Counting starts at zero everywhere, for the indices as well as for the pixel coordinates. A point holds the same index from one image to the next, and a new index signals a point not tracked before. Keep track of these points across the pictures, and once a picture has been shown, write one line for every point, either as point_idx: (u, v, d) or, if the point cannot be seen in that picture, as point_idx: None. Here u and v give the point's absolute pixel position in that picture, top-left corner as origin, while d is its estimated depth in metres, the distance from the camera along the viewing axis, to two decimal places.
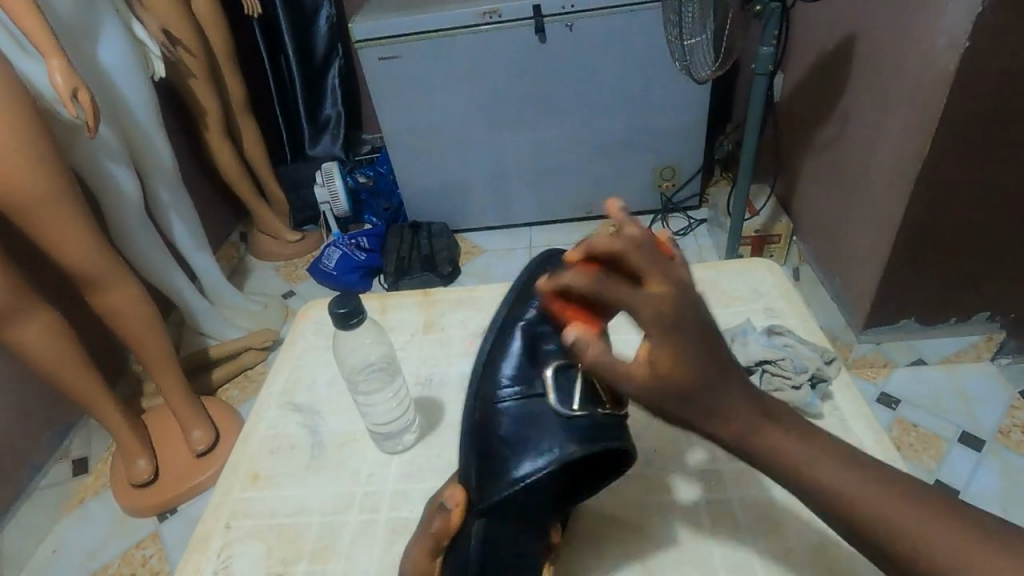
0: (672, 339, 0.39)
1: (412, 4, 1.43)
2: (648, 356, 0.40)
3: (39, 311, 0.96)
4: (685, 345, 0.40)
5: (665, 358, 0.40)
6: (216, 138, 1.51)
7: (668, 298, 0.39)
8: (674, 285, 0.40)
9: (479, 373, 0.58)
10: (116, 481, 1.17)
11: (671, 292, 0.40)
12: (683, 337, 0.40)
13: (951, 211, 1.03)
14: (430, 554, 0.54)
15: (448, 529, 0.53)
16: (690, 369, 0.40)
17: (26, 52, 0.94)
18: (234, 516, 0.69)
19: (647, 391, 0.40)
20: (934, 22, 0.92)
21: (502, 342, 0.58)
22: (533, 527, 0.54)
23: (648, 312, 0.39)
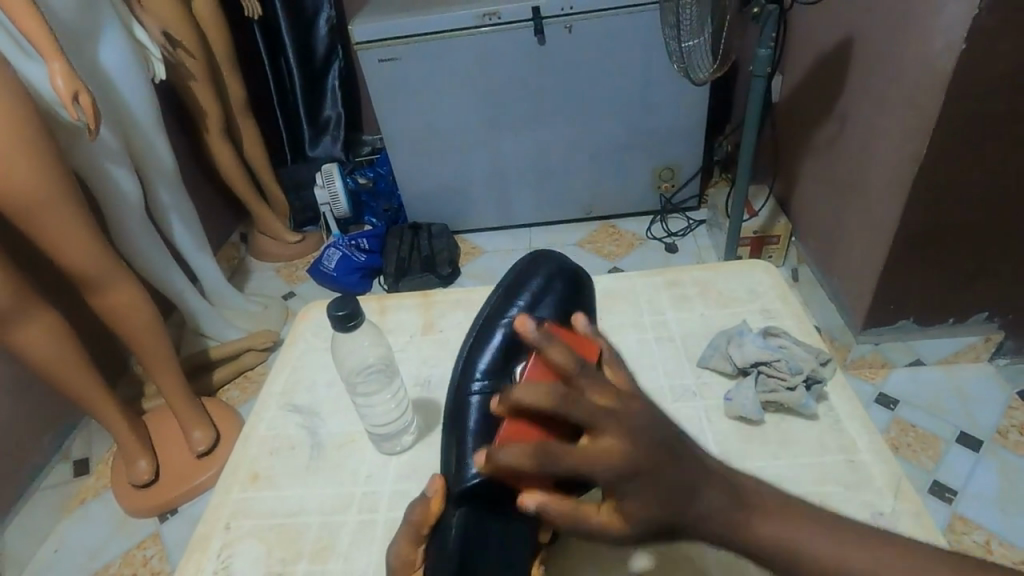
0: (629, 459, 0.39)
1: (412, 6, 1.44)
2: (618, 508, 0.40)
3: (41, 312, 0.96)
4: (651, 482, 0.39)
5: (634, 502, 0.39)
6: (217, 140, 1.52)
7: (620, 446, 0.39)
8: (626, 433, 0.39)
9: (461, 362, 0.59)
10: (117, 482, 1.17)
11: (626, 439, 0.39)
12: (645, 474, 0.39)
13: (949, 212, 1.03)
14: (415, 540, 0.55)
15: (429, 515, 0.54)
16: (659, 505, 0.40)
17: (27, 55, 0.95)
18: (234, 516, 0.70)
19: (625, 533, 0.40)
20: (930, 24, 0.92)
21: (486, 333, 0.60)
22: (517, 519, 0.54)
23: (602, 470, 0.38)
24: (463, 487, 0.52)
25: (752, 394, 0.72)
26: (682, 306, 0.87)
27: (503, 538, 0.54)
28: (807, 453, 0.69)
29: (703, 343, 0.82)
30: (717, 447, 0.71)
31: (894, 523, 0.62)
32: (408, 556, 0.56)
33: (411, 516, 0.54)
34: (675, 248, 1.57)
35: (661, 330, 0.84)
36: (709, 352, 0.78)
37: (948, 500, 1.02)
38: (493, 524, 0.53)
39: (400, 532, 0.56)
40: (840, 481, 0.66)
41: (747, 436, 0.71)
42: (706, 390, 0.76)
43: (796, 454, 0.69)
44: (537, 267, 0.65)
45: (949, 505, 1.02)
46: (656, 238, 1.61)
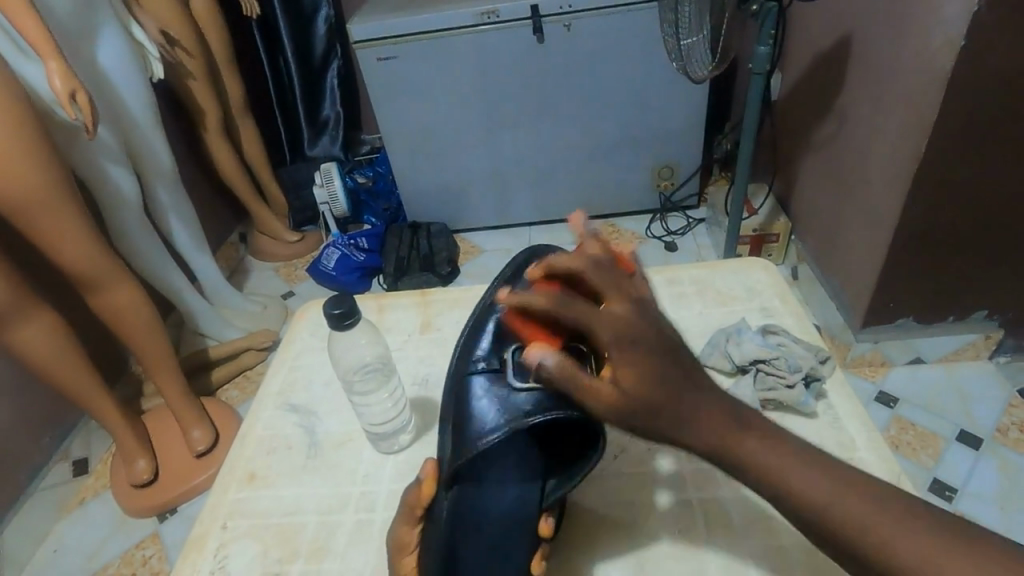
0: (632, 326, 0.45)
1: (410, 5, 1.44)
2: (614, 372, 0.44)
3: (40, 311, 0.96)
4: (644, 365, 0.44)
5: (629, 374, 0.44)
6: (216, 139, 1.52)
7: (625, 318, 0.45)
8: (634, 306, 0.46)
9: (457, 354, 0.62)
10: (116, 481, 1.17)
11: (628, 310, 0.46)
12: (642, 357, 0.44)
13: (949, 210, 1.03)
14: (412, 523, 0.55)
15: (420, 502, 0.54)
16: (651, 392, 0.43)
17: (25, 55, 0.94)
18: (230, 516, 0.69)
19: (614, 409, 0.44)
20: (930, 21, 0.92)
21: (481, 324, 0.62)
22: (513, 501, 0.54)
23: (604, 327, 0.45)
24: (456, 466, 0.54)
25: (750, 391, 0.71)
26: (680, 304, 0.87)
27: (497, 519, 0.53)
28: None
29: (701, 343, 0.81)
30: None
31: None
32: (403, 540, 0.55)
33: (405, 502, 0.55)
34: (674, 247, 1.57)
35: None
36: (708, 351, 0.77)
37: (949, 498, 1.02)
38: (488, 505, 0.54)
39: (398, 518, 0.56)
40: None
41: None
42: None
43: None
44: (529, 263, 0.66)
45: (950, 503, 1.01)
46: (655, 237, 1.60)
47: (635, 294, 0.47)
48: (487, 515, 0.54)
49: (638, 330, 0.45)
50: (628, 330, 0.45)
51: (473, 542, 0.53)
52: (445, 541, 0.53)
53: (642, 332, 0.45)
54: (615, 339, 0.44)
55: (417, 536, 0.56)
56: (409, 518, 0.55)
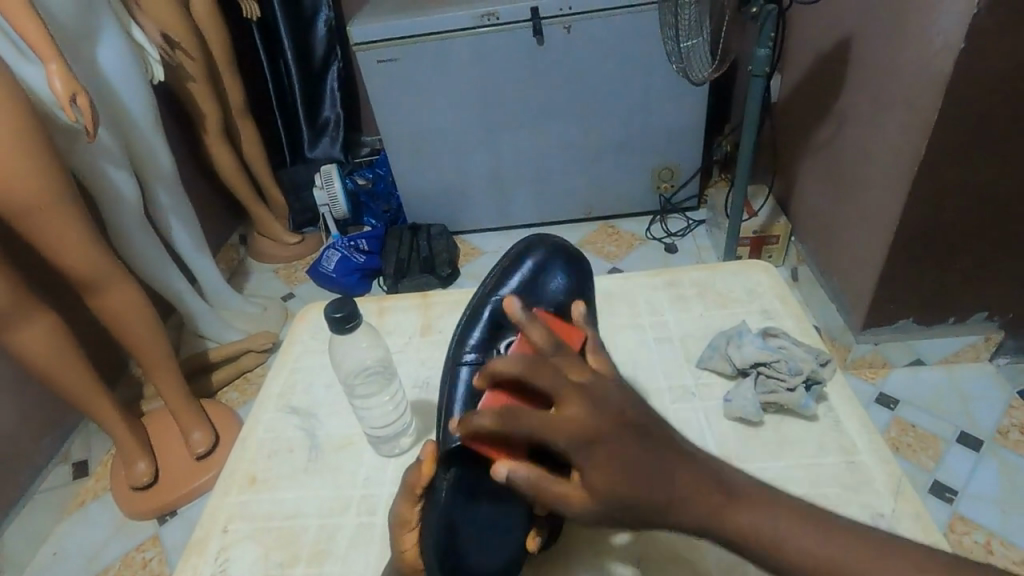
0: (588, 423, 0.42)
1: (410, 7, 1.44)
2: (581, 476, 0.43)
3: (40, 313, 0.96)
4: (612, 457, 0.42)
5: (603, 475, 0.42)
6: (216, 142, 1.52)
7: (580, 420, 0.42)
8: (580, 393, 0.44)
9: (455, 339, 0.62)
10: (116, 484, 1.17)
11: (585, 411, 0.43)
12: (606, 451, 0.42)
13: (949, 212, 1.03)
14: (412, 502, 0.55)
15: (419, 483, 0.54)
16: (627, 483, 0.42)
17: (25, 57, 0.95)
18: (231, 519, 0.69)
19: (590, 506, 0.43)
20: (929, 23, 0.92)
21: (477, 312, 0.62)
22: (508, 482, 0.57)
23: (562, 439, 0.42)
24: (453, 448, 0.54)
25: (751, 394, 0.71)
26: (681, 306, 0.87)
27: (491, 498, 0.57)
28: (807, 455, 0.68)
29: (702, 345, 0.81)
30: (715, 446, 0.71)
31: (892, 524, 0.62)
32: (404, 518, 0.55)
33: (407, 481, 0.54)
34: (674, 248, 1.57)
35: (660, 331, 0.84)
36: (709, 354, 0.78)
37: (949, 500, 1.02)
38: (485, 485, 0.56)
39: (399, 496, 0.56)
40: (838, 483, 0.65)
41: (745, 437, 0.71)
42: (705, 391, 0.76)
43: (796, 456, 0.68)
44: (532, 255, 0.66)
45: (950, 505, 1.01)
46: (656, 238, 1.61)
47: (582, 380, 0.44)
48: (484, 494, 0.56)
49: (597, 431, 0.42)
50: (583, 433, 0.42)
51: (472, 519, 0.56)
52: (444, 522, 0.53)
53: (599, 436, 0.42)
54: (569, 447, 0.42)
55: (416, 516, 0.55)
56: (410, 497, 0.54)
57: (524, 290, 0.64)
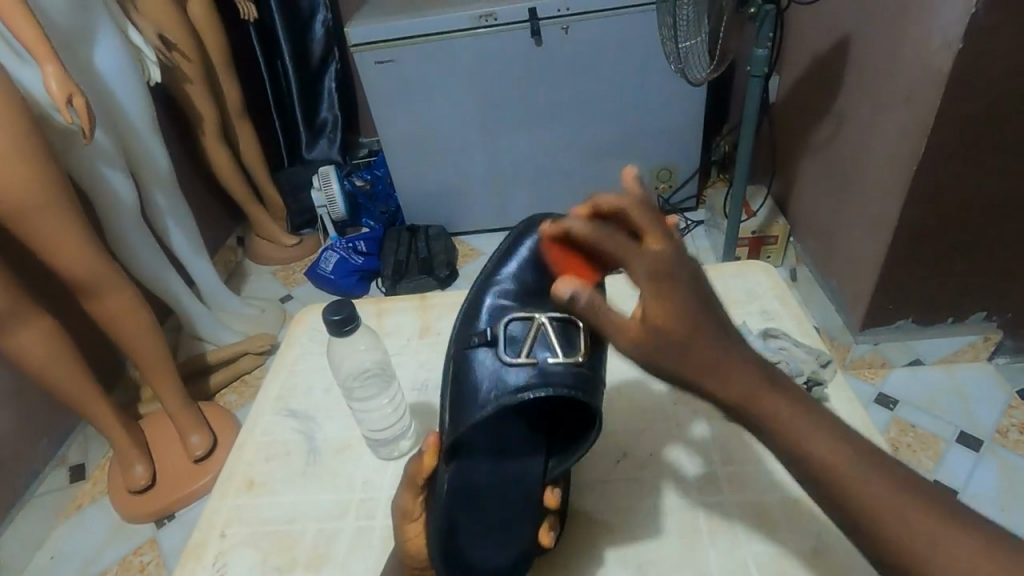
0: (664, 262, 0.43)
1: (408, 8, 1.44)
2: (648, 305, 0.43)
3: (36, 317, 0.95)
4: (677, 294, 0.43)
5: (663, 308, 0.42)
6: (214, 143, 1.51)
7: (663, 254, 0.43)
8: (673, 241, 0.44)
9: (457, 329, 0.62)
10: (113, 487, 1.16)
11: (665, 250, 0.44)
12: (678, 289, 0.43)
13: (948, 211, 1.03)
14: (414, 493, 0.55)
15: (421, 473, 0.54)
16: (677, 330, 0.42)
17: (20, 59, 0.94)
18: (229, 524, 0.69)
19: (640, 342, 0.43)
20: (927, 23, 0.92)
21: (477, 301, 0.62)
22: (512, 474, 0.56)
23: (641, 263, 0.43)
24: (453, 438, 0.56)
25: None
26: None
27: (494, 489, 0.56)
28: None
29: None
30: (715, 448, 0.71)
31: None
32: (407, 508, 0.55)
33: (409, 471, 0.55)
34: None
35: None
36: None
37: None
38: (486, 477, 0.57)
39: (401, 486, 0.56)
40: None
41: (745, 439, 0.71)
42: None
43: None
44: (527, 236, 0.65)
45: None
46: None
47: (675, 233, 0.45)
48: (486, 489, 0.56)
49: (672, 271, 0.43)
50: (662, 265, 0.43)
51: (473, 515, 0.55)
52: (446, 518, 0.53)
53: (673, 273, 0.43)
54: (647, 272, 0.43)
55: (420, 504, 0.56)
56: (413, 488, 0.55)
57: (525, 274, 0.63)
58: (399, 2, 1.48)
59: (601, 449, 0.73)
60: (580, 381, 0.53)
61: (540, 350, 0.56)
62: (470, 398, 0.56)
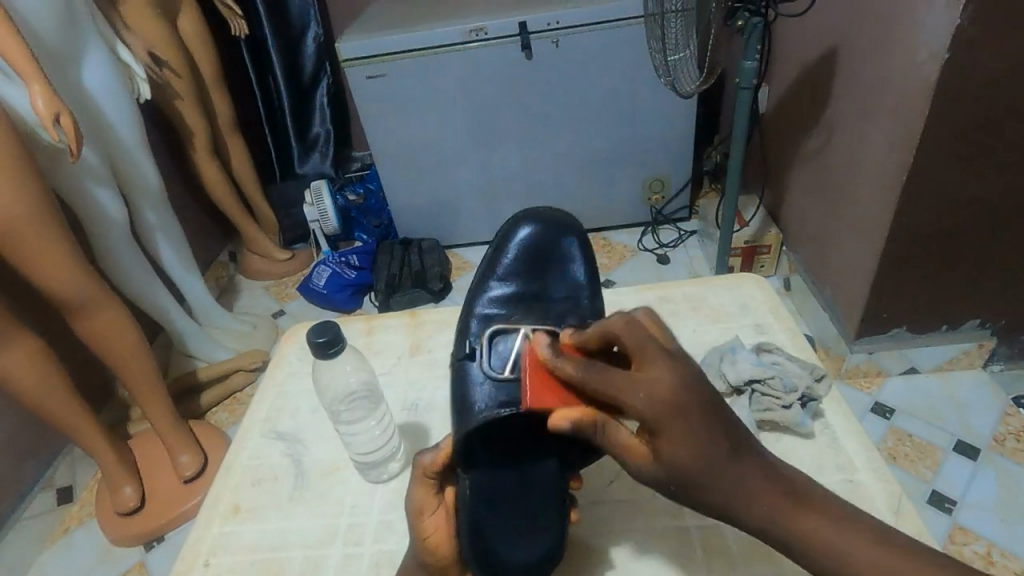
0: (669, 395, 0.42)
1: (399, 23, 1.44)
2: (656, 445, 0.43)
3: (21, 338, 0.94)
4: (684, 428, 0.42)
5: (674, 446, 0.42)
6: (204, 160, 1.50)
7: (665, 389, 0.42)
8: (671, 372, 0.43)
9: (457, 335, 0.67)
10: (101, 510, 1.14)
11: (670, 385, 0.42)
12: (686, 422, 0.42)
13: (939, 221, 1.03)
14: (427, 486, 0.58)
15: (434, 467, 0.57)
16: (689, 456, 0.42)
17: (8, 78, 0.93)
18: (213, 552, 0.67)
19: (652, 471, 0.44)
20: (913, 35, 0.93)
21: (474, 303, 0.67)
22: (534, 476, 0.56)
23: (638, 401, 0.42)
24: (467, 448, 0.56)
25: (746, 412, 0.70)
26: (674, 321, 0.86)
27: (525, 493, 0.55)
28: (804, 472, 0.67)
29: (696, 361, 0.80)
30: None
31: None
32: (422, 505, 0.57)
33: (420, 466, 0.57)
34: (667, 259, 1.57)
35: None
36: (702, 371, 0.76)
37: (948, 511, 1.01)
38: (508, 485, 0.56)
39: (413, 484, 0.58)
40: None
41: None
42: None
43: None
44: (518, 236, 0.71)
45: (950, 515, 1.00)
46: (647, 250, 1.60)
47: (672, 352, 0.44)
48: (511, 493, 0.55)
49: (679, 401, 0.42)
50: (654, 409, 0.42)
51: (502, 517, 0.54)
52: (473, 514, 0.54)
53: (679, 404, 0.42)
54: (655, 416, 0.42)
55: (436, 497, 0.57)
56: (425, 481, 0.57)
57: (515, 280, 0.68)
58: (390, 17, 1.49)
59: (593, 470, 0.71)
60: None
61: (523, 364, 0.60)
62: (470, 408, 0.58)
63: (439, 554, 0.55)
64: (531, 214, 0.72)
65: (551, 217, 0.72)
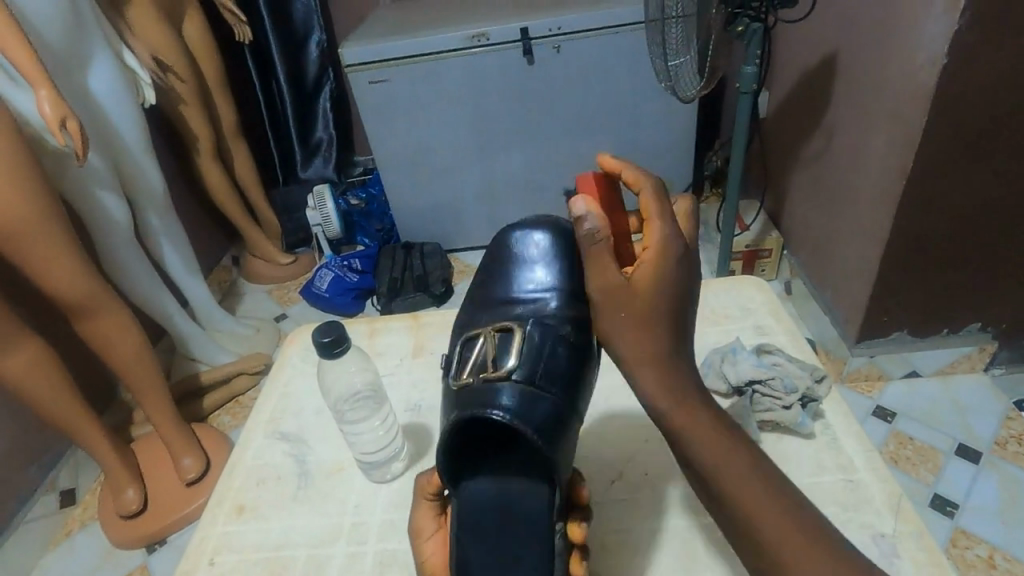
0: (667, 261, 0.45)
1: (402, 29, 1.45)
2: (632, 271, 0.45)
3: (25, 339, 0.94)
4: (658, 278, 0.45)
5: (640, 278, 0.45)
6: (208, 164, 1.52)
7: (669, 242, 0.45)
8: (679, 259, 0.45)
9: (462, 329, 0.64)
10: (104, 512, 1.14)
11: (672, 255, 0.45)
12: (666, 274, 0.45)
13: (938, 226, 1.04)
14: (430, 505, 0.58)
15: (431, 487, 0.58)
16: (649, 301, 0.45)
17: (16, 83, 0.94)
18: (218, 551, 0.68)
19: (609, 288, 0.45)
20: (912, 40, 0.94)
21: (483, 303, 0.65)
22: (518, 501, 0.52)
23: (652, 235, 0.45)
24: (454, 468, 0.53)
25: (746, 413, 0.70)
26: None
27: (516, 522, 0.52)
28: (805, 473, 0.68)
29: (697, 363, 0.81)
30: None
31: (895, 546, 0.61)
32: (421, 527, 0.58)
33: (419, 486, 0.58)
34: None
35: None
36: (704, 371, 0.77)
37: (949, 514, 1.01)
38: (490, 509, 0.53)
39: (416, 505, 0.59)
40: (837, 503, 0.65)
41: None
42: None
43: (790, 473, 0.68)
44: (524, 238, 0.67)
45: (951, 519, 1.00)
46: None
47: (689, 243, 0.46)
48: (498, 520, 0.52)
49: (672, 264, 0.45)
50: (657, 249, 0.45)
51: (486, 545, 0.51)
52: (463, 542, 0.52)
53: (670, 262, 0.45)
54: (654, 252, 0.45)
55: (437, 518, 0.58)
56: (424, 500, 0.58)
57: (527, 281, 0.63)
58: (394, 23, 1.50)
59: (595, 471, 0.71)
60: (544, 404, 0.51)
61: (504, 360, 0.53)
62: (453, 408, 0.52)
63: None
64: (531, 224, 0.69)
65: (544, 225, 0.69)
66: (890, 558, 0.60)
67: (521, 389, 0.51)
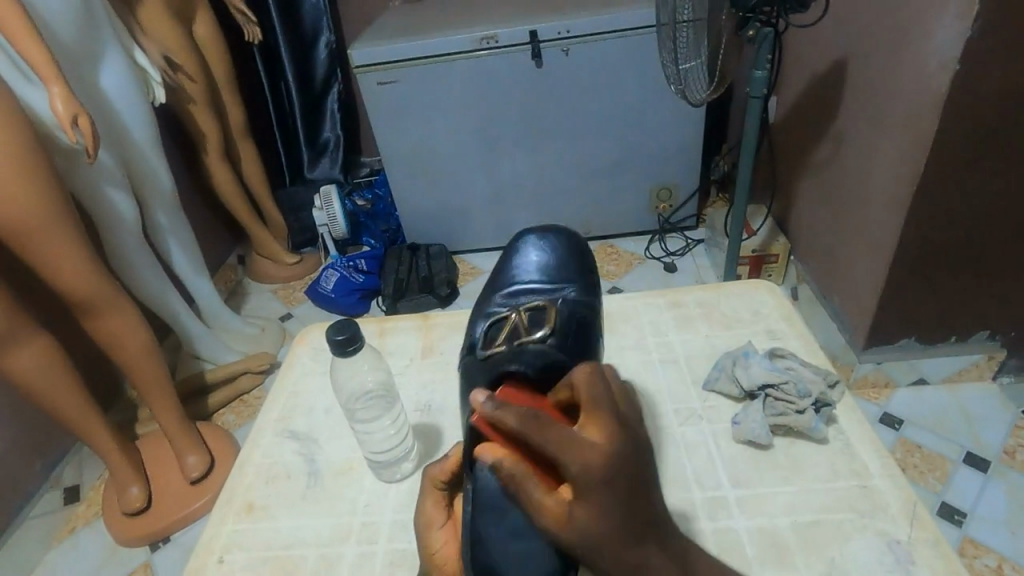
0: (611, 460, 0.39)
1: (410, 31, 1.46)
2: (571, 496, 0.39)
3: (34, 335, 0.95)
4: (606, 493, 0.39)
5: (583, 505, 0.39)
6: (216, 163, 1.52)
7: (600, 454, 0.39)
8: (621, 434, 0.41)
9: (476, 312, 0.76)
10: (108, 510, 1.14)
11: (606, 456, 0.39)
12: (611, 492, 0.39)
13: (950, 232, 1.03)
14: (437, 498, 0.59)
15: (442, 474, 0.59)
16: (605, 522, 0.39)
17: (29, 81, 0.95)
18: (227, 549, 0.67)
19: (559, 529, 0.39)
20: (924, 46, 0.94)
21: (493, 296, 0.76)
22: None
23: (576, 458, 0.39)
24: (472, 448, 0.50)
25: (760, 417, 0.70)
26: (686, 327, 0.86)
27: None
28: (818, 479, 0.67)
29: (709, 366, 0.80)
30: (726, 473, 0.69)
31: (909, 552, 0.60)
32: (431, 516, 0.58)
33: (429, 475, 0.59)
34: (674, 267, 1.57)
35: (665, 352, 0.83)
36: (715, 375, 0.77)
37: (958, 523, 1.00)
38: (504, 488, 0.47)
39: (426, 495, 0.60)
40: (850, 509, 0.64)
41: (757, 462, 0.69)
42: (712, 413, 0.75)
43: (804, 478, 0.67)
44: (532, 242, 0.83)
45: (960, 528, 1.00)
46: (655, 257, 1.61)
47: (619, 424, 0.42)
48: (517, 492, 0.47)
49: (608, 468, 0.39)
50: (596, 463, 0.39)
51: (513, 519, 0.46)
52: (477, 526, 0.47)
53: (609, 472, 0.39)
54: (590, 465, 0.38)
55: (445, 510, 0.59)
56: (434, 490, 0.59)
57: (529, 277, 0.78)
58: (403, 25, 1.51)
59: None
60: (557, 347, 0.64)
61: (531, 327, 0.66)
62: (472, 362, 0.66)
63: (449, 567, 0.56)
64: (540, 231, 0.84)
65: (548, 232, 0.84)
66: (904, 565, 0.59)
67: (548, 350, 0.61)
